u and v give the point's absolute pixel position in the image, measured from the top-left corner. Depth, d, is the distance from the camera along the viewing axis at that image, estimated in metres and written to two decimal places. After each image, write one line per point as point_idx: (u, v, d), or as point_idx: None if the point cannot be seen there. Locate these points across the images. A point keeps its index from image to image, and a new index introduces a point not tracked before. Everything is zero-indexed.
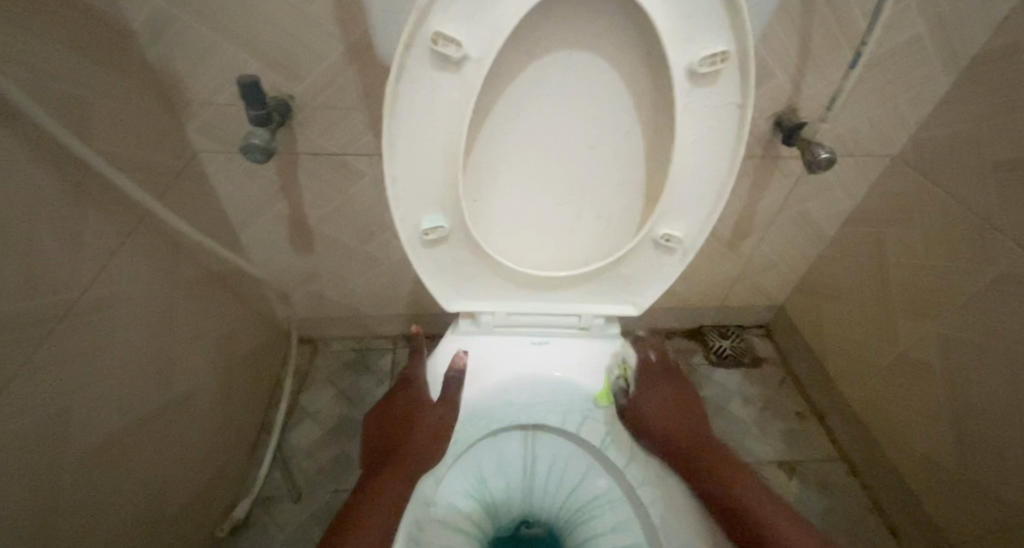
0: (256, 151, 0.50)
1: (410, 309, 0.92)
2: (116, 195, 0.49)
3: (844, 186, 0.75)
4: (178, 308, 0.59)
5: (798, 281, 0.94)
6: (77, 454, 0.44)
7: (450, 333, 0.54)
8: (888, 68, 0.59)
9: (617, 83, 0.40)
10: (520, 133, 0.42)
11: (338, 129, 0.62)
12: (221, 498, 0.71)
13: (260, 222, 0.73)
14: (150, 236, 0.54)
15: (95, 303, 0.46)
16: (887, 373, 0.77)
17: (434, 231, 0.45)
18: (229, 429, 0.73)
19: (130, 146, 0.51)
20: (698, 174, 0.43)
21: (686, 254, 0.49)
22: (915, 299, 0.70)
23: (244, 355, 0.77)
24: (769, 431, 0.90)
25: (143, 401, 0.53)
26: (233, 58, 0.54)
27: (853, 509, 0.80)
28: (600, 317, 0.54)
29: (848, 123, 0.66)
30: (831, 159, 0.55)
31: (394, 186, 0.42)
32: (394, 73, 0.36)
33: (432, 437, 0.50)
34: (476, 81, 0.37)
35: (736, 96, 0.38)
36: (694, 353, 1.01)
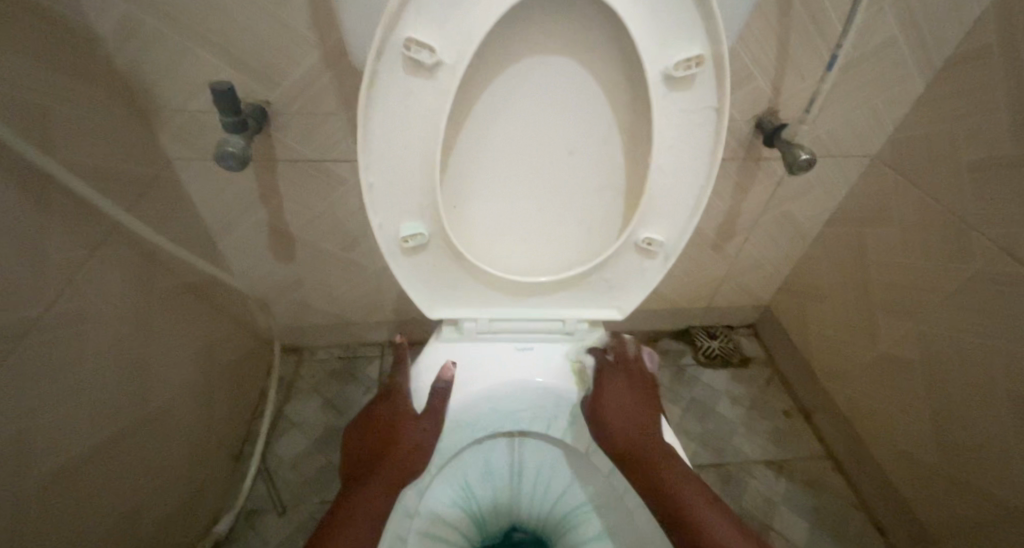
0: (231, 159, 0.49)
1: (396, 316, 0.92)
2: (83, 206, 0.47)
3: (825, 186, 0.76)
4: (153, 320, 0.57)
5: (783, 281, 0.95)
6: (45, 477, 0.42)
7: (436, 342, 0.53)
8: (864, 70, 0.60)
9: (594, 87, 0.40)
10: (497, 138, 0.42)
11: (317, 136, 0.61)
12: (202, 513, 0.69)
13: (239, 230, 0.72)
14: (121, 247, 0.53)
15: (64, 317, 0.44)
16: (871, 371, 0.78)
17: (413, 238, 0.44)
18: (210, 442, 0.71)
19: (97, 155, 0.49)
20: (677, 177, 0.43)
21: (667, 258, 0.49)
22: (896, 297, 0.71)
23: (225, 366, 0.75)
24: (757, 431, 0.90)
25: (115, 418, 0.51)
26: (207, 64, 0.53)
27: (840, 507, 0.81)
28: (585, 322, 0.54)
29: (827, 124, 0.66)
30: (810, 160, 0.56)
31: (371, 194, 0.41)
32: (366, 79, 0.35)
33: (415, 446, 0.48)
34: (451, 87, 0.36)
35: (713, 100, 0.38)
36: (681, 354, 1.02)
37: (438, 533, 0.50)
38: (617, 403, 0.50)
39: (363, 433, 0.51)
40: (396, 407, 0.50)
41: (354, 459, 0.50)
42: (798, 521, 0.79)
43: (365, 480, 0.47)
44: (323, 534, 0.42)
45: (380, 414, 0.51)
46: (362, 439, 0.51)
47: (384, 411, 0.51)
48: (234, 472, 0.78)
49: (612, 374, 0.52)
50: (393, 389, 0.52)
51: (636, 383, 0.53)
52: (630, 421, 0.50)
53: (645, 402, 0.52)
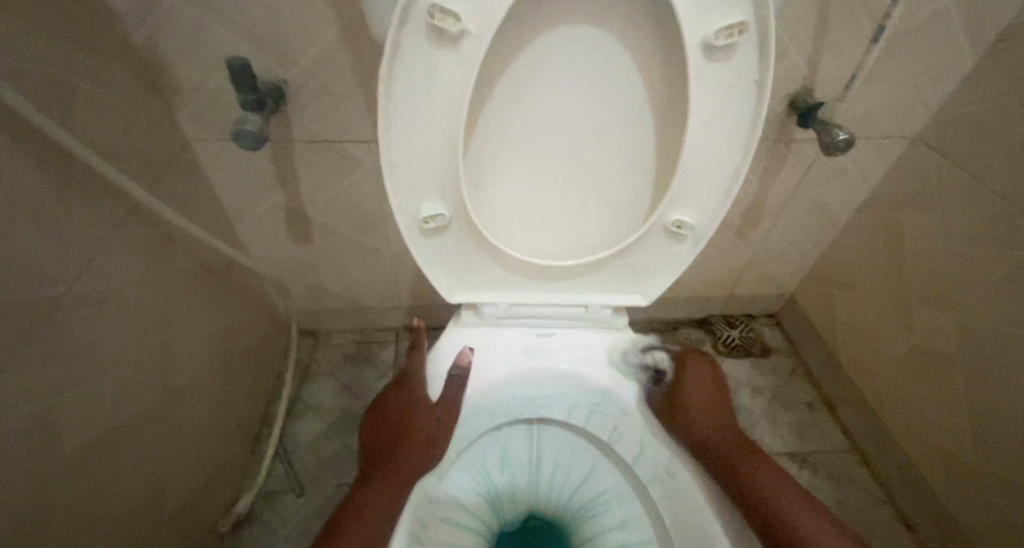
0: (248, 137, 0.48)
1: (413, 300, 0.91)
2: (104, 186, 0.47)
3: (859, 169, 0.73)
4: (174, 303, 0.58)
5: (808, 269, 0.92)
6: (68, 452, 0.42)
7: (453, 325, 0.52)
8: (909, 45, 0.56)
9: (626, 61, 0.37)
10: (522, 117, 0.40)
11: (334, 116, 0.60)
12: (223, 493, 0.70)
13: (257, 213, 0.71)
14: (142, 229, 0.52)
15: (87, 296, 0.44)
16: (904, 363, 0.75)
17: (434, 220, 0.43)
18: (229, 423, 0.71)
19: (116, 133, 0.48)
20: (712, 157, 0.40)
21: (697, 242, 0.47)
22: (934, 287, 0.68)
23: (243, 348, 0.75)
24: (779, 422, 0.88)
25: (136, 398, 0.51)
26: (225, 41, 0.51)
27: (867, 503, 0.79)
28: (609, 308, 0.52)
29: (866, 104, 0.63)
30: (849, 141, 0.53)
31: (392, 174, 0.40)
32: (388, 52, 0.34)
33: (428, 433, 0.48)
34: (476, 60, 0.34)
35: (754, 73, 0.36)
36: (701, 343, 1.00)
37: (459, 519, 0.50)
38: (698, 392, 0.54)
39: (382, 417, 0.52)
40: (411, 390, 0.51)
41: (374, 443, 0.51)
42: None
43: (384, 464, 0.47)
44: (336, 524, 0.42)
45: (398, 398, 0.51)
46: (380, 423, 0.52)
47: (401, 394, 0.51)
48: (254, 454, 0.78)
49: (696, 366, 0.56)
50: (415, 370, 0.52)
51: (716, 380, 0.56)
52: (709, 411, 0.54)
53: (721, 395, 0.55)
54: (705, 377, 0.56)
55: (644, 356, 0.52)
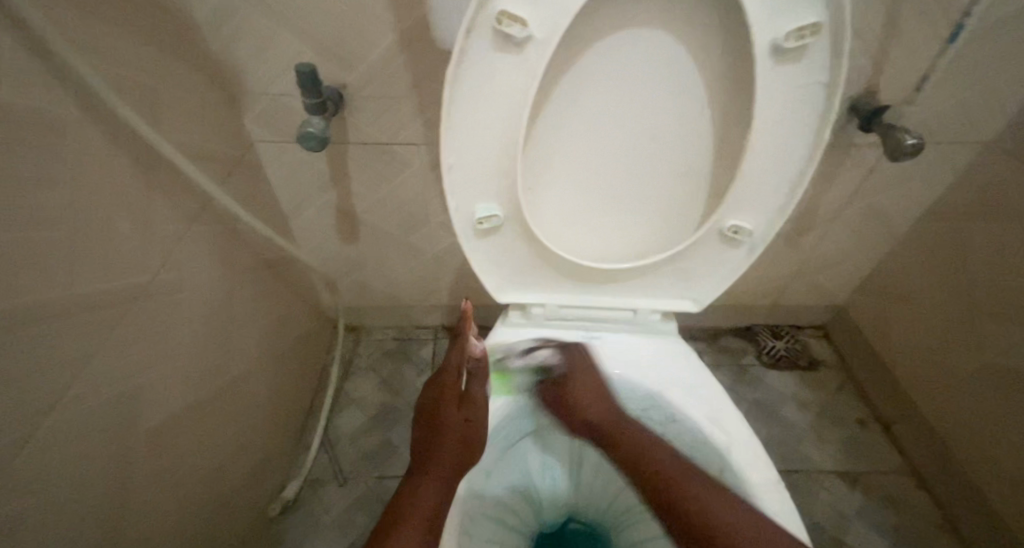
0: (313, 140, 0.51)
1: (452, 300, 0.93)
2: (181, 184, 0.50)
3: (924, 176, 0.69)
4: (235, 295, 0.61)
5: (862, 280, 0.88)
6: (148, 431, 0.46)
7: (501, 324, 0.53)
8: (987, 44, 0.53)
9: (688, 65, 0.37)
10: (579, 120, 0.40)
11: (387, 119, 0.62)
12: (273, 478, 0.73)
13: (310, 211, 0.74)
14: (212, 224, 0.56)
15: (165, 286, 0.48)
16: (971, 382, 0.70)
17: (488, 220, 0.44)
18: (279, 412, 0.75)
19: (195, 135, 0.52)
20: (774, 161, 0.40)
21: (753, 248, 0.46)
22: (1008, 301, 0.63)
23: (292, 341, 0.78)
24: (828, 439, 0.84)
25: (202, 384, 0.54)
26: (291, 48, 0.54)
27: (925, 528, 0.74)
28: (656, 312, 0.52)
29: (935, 107, 0.59)
30: (919, 146, 0.51)
31: (450, 175, 0.41)
32: (454, 58, 0.35)
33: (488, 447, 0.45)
34: (539, 64, 0.35)
35: (825, 75, 0.35)
36: (743, 353, 0.97)
37: (503, 517, 0.49)
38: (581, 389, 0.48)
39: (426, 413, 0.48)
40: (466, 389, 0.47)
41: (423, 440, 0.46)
42: (874, 537, 0.73)
43: (431, 461, 0.44)
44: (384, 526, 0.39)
45: (448, 396, 0.47)
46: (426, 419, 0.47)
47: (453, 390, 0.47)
48: (299, 442, 0.81)
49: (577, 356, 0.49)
50: (471, 370, 0.48)
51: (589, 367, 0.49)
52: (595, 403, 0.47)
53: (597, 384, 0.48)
54: (580, 371, 0.48)
55: (526, 358, 0.50)
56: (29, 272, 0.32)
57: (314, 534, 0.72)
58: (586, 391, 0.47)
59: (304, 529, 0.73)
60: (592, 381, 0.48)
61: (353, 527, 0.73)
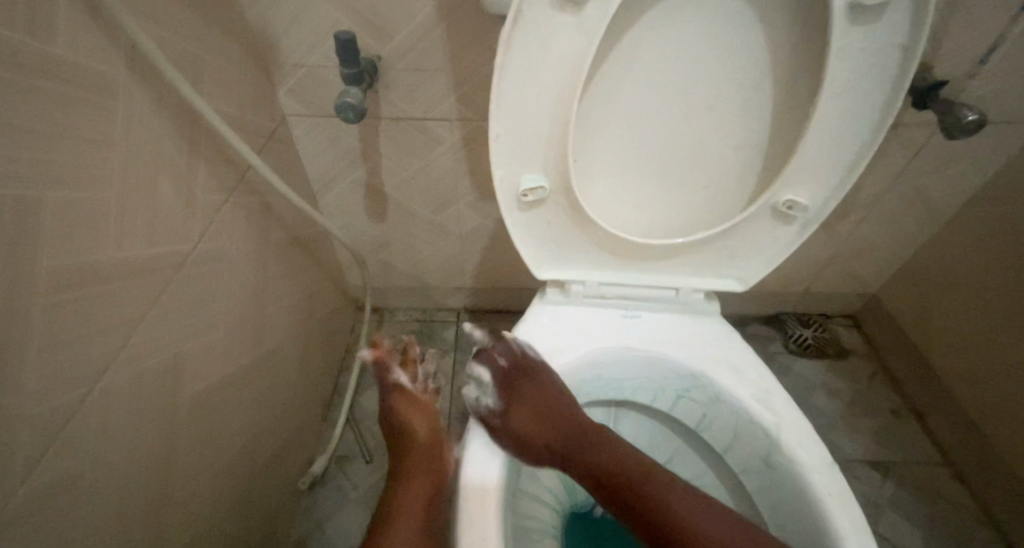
0: (349, 111, 0.50)
1: (476, 282, 0.92)
2: (221, 153, 0.49)
3: (974, 159, 0.66)
4: (268, 268, 0.61)
5: (899, 267, 0.85)
6: (189, 401, 0.46)
7: (538, 301, 0.52)
8: None
9: (752, 28, 0.35)
10: (633, 87, 0.38)
11: (421, 93, 0.61)
12: (301, 454, 0.74)
13: (340, 189, 0.74)
14: (249, 196, 0.55)
15: (204, 255, 0.47)
16: (1014, 372, 0.68)
17: (533, 193, 0.43)
18: (308, 388, 0.75)
19: (233, 105, 0.51)
20: (839, 131, 0.38)
21: (807, 224, 0.44)
22: None
23: (320, 318, 0.79)
24: (859, 428, 0.83)
25: (238, 357, 0.54)
26: (329, 17, 0.53)
27: (960, 520, 0.73)
28: (700, 292, 0.51)
29: (995, 83, 0.57)
30: (980, 122, 0.48)
31: (497, 144, 0.40)
32: (510, 17, 0.33)
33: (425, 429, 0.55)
34: (599, 25, 0.33)
35: (904, 36, 0.33)
36: (771, 341, 0.95)
37: (539, 495, 0.50)
38: (530, 412, 0.45)
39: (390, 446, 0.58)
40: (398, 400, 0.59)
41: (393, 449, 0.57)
42: (906, 527, 0.72)
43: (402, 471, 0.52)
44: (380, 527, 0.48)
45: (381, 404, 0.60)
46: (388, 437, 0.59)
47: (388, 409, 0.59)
48: (326, 419, 0.82)
49: (518, 376, 0.47)
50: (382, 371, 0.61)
51: (534, 386, 0.46)
52: (545, 422, 0.45)
53: (546, 404, 0.45)
54: (525, 392, 0.46)
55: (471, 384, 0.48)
56: (72, 233, 0.31)
57: (343, 509, 0.73)
58: (540, 411, 0.45)
59: (333, 504, 0.74)
60: (539, 405, 0.45)
61: (381, 503, 0.73)
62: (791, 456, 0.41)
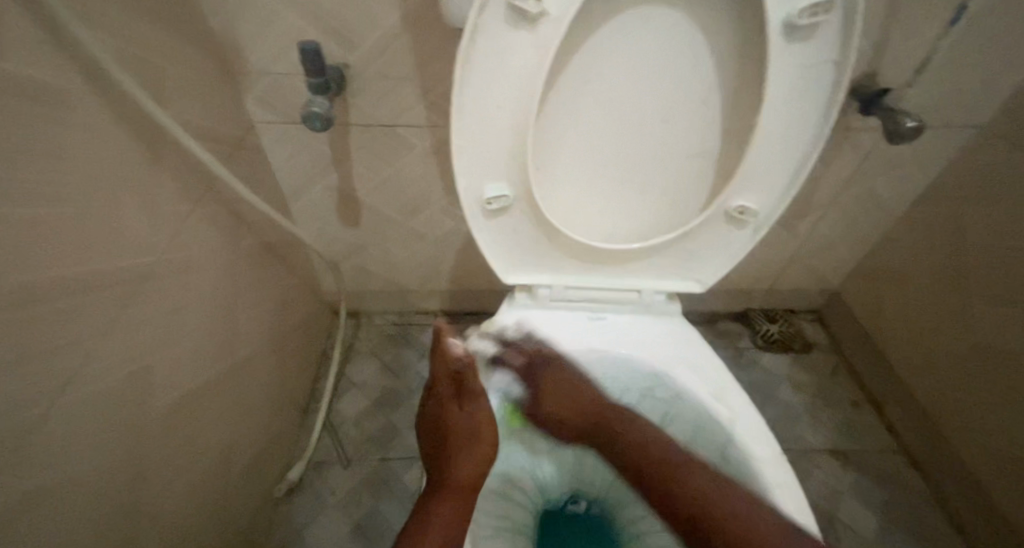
0: (316, 119, 0.51)
1: (452, 285, 0.93)
2: (186, 163, 0.49)
3: (920, 161, 0.70)
4: (239, 276, 0.61)
5: (857, 263, 0.89)
6: (157, 414, 0.45)
7: (506, 305, 0.54)
8: (987, 28, 0.54)
9: (699, 43, 0.37)
10: (589, 99, 0.40)
11: (390, 100, 0.61)
12: (278, 462, 0.74)
13: (312, 195, 0.74)
14: (218, 206, 0.55)
15: (172, 266, 0.47)
16: (960, 361, 0.72)
17: (497, 201, 0.44)
18: (283, 395, 0.75)
19: (197, 114, 0.51)
20: (783, 140, 0.40)
21: (758, 228, 0.47)
22: (997, 285, 0.65)
23: (294, 325, 0.78)
24: (821, 419, 0.87)
25: (208, 366, 0.54)
26: (295, 26, 0.53)
27: (913, 504, 0.77)
28: (661, 293, 0.53)
29: (934, 90, 0.60)
30: (918, 128, 0.51)
31: (460, 154, 0.41)
32: (467, 34, 0.34)
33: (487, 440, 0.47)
34: (553, 41, 0.35)
35: (835, 53, 0.35)
36: (740, 337, 0.98)
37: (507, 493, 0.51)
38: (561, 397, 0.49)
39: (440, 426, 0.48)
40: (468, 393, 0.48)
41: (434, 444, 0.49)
42: (865, 512, 0.76)
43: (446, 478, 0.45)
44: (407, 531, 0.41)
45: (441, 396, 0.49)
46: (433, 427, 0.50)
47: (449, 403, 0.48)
48: (303, 426, 0.82)
49: (544, 368, 0.50)
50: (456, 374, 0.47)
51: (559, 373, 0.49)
52: (570, 406, 0.49)
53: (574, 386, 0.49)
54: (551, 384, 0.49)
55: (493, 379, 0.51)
56: (35, 249, 0.31)
57: (322, 515, 0.73)
58: (569, 399, 0.49)
59: (312, 510, 0.74)
60: (565, 392, 0.49)
61: (358, 508, 0.74)
62: (756, 454, 0.44)
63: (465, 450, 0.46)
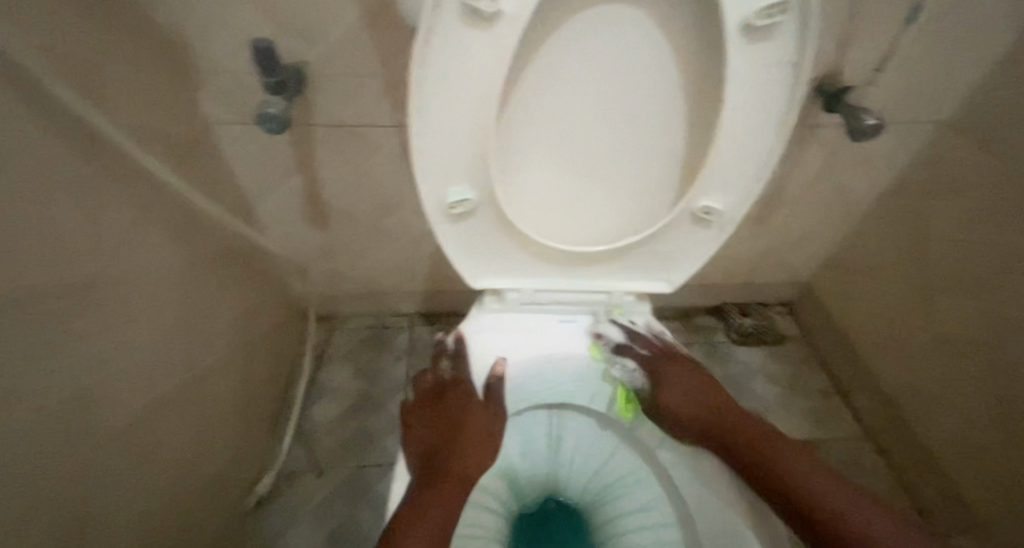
0: (272, 121, 0.48)
1: (428, 286, 0.92)
2: (129, 167, 0.46)
3: (883, 156, 0.72)
4: (197, 283, 0.58)
5: (827, 256, 0.91)
6: (113, 431, 0.43)
7: (476, 310, 0.53)
8: (944, 26, 0.55)
9: (659, 44, 0.36)
10: (550, 101, 0.39)
11: (354, 99, 0.60)
12: (246, 473, 0.71)
13: (275, 197, 0.71)
14: (171, 211, 0.53)
15: (120, 275, 0.45)
16: (922, 351, 0.75)
17: (461, 205, 0.43)
18: (251, 405, 0.73)
19: (140, 115, 0.48)
20: (745, 141, 0.40)
21: (724, 229, 0.47)
22: (956, 277, 0.67)
23: (262, 331, 0.76)
24: (793, 409, 0.88)
25: (167, 379, 0.52)
26: (248, 22, 0.51)
27: (880, 489, 0.79)
28: (630, 294, 0.53)
29: (895, 87, 0.61)
30: (877, 127, 0.52)
31: (420, 158, 0.40)
32: (420, 35, 0.33)
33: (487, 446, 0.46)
34: (509, 42, 0.34)
35: (792, 54, 0.35)
36: (715, 331, 1.00)
37: (482, 501, 0.51)
38: (677, 393, 0.50)
39: (460, 413, 0.47)
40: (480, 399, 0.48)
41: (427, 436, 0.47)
42: None
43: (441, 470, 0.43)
44: (415, 502, 0.40)
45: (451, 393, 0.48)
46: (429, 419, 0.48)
47: (457, 401, 0.48)
48: (273, 434, 0.80)
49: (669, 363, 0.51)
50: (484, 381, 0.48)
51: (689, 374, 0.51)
52: (692, 405, 0.49)
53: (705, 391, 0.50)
54: (676, 382, 0.50)
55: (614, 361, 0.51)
56: None
57: (294, 526, 0.71)
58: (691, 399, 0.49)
59: (283, 522, 0.72)
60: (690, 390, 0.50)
61: (331, 517, 0.72)
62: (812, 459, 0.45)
63: (464, 448, 0.45)
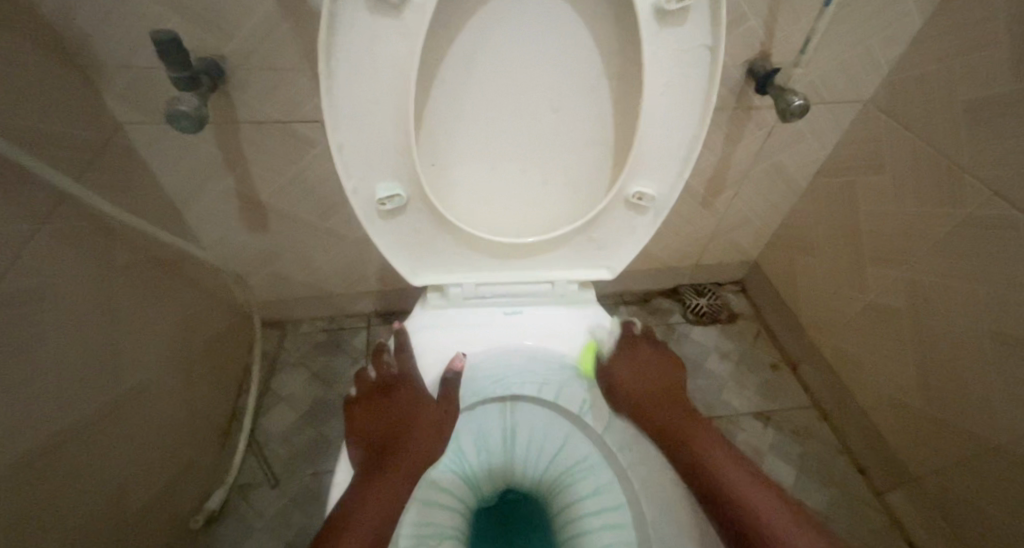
0: (184, 119, 0.44)
1: (381, 285, 0.90)
2: (25, 174, 0.42)
3: (816, 135, 0.74)
4: (118, 295, 0.54)
5: (771, 235, 0.94)
6: (17, 461, 0.38)
7: (420, 307, 0.52)
8: (862, 7, 0.56)
9: (578, 31, 0.36)
10: (474, 91, 0.38)
11: (280, 94, 0.57)
12: (193, 491, 0.68)
13: (207, 201, 0.68)
14: (75, 218, 0.49)
15: (25, 292, 0.41)
16: (857, 321, 0.79)
17: (390, 201, 0.42)
18: (195, 419, 0.69)
19: (36, 118, 0.44)
20: (670, 126, 0.40)
21: (658, 213, 0.47)
22: (884, 249, 0.71)
23: (202, 342, 0.72)
24: (745, 384, 0.92)
25: (90, 399, 0.48)
26: (150, 13, 0.47)
27: (826, 453, 0.83)
28: (575, 283, 0.52)
29: (822, 68, 0.63)
30: (804, 106, 0.53)
31: (342, 155, 0.38)
32: (324, 25, 0.31)
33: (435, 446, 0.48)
34: (421, 30, 0.32)
35: (707, 37, 0.35)
36: (670, 313, 1.02)
37: (440, 500, 0.51)
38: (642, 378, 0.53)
39: (409, 412, 0.47)
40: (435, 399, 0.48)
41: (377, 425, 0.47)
42: (785, 466, 0.81)
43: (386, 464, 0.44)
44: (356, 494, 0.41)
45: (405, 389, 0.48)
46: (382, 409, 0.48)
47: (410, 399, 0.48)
48: (223, 448, 0.77)
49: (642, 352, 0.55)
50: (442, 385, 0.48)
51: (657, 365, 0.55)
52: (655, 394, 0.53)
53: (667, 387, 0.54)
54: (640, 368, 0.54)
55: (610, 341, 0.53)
56: None
57: (248, 540, 0.69)
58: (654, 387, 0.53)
59: (237, 537, 0.69)
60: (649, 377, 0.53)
61: (289, 528, 0.70)
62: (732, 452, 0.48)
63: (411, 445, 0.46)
